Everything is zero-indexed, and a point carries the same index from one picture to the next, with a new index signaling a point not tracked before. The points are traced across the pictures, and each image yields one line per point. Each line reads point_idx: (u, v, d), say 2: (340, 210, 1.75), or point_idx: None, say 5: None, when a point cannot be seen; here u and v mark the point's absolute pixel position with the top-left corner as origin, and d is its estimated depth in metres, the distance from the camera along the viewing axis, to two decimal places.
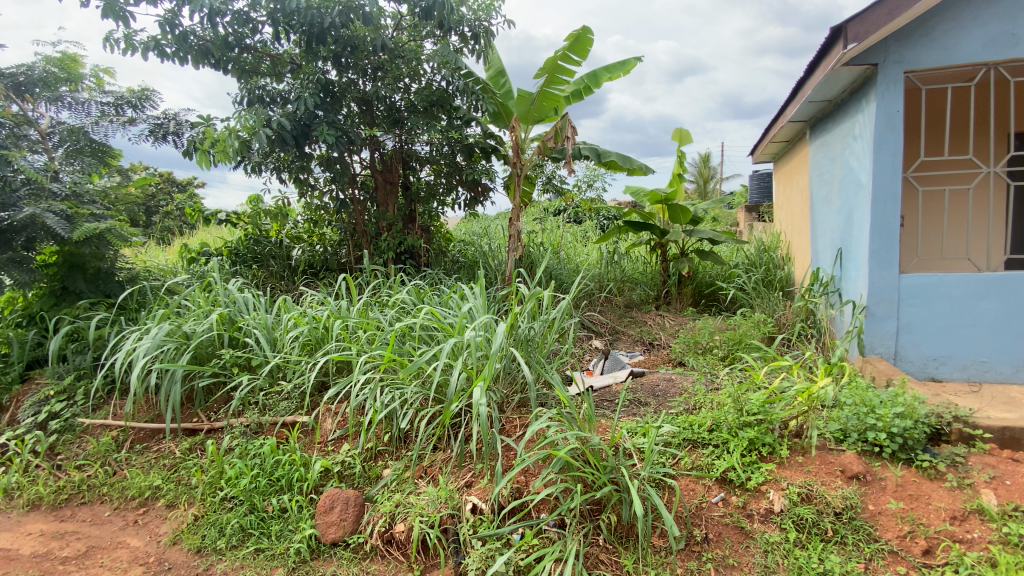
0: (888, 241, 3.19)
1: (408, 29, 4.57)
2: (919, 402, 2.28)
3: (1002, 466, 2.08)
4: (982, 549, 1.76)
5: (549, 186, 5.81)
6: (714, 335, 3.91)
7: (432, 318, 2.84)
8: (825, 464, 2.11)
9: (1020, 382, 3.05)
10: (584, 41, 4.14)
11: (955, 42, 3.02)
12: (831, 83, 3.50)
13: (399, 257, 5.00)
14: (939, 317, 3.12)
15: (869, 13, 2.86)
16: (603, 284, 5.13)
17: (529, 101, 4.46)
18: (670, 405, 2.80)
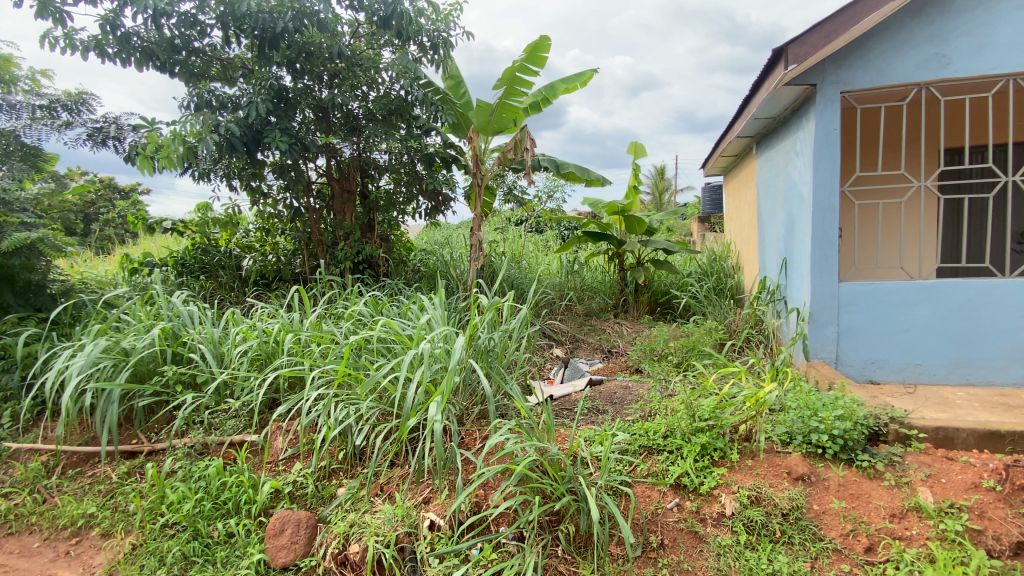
0: (828, 251, 3.37)
1: (365, 37, 4.51)
2: (858, 405, 2.39)
3: (937, 464, 2.18)
4: (920, 546, 1.84)
5: (510, 196, 5.82)
6: (669, 342, 4.02)
7: (388, 330, 2.77)
8: (772, 466, 2.19)
9: (950, 383, 3.25)
10: (539, 49, 4.19)
11: (888, 64, 3.20)
12: (774, 101, 3.69)
13: (356, 267, 4.91)
14: (876, 323, 3.32)
15: (807, 36, 3.03)
16: (563, 292, 5.19)
17: (488, 112, 4.44)
18: (627, 412, 2.83)
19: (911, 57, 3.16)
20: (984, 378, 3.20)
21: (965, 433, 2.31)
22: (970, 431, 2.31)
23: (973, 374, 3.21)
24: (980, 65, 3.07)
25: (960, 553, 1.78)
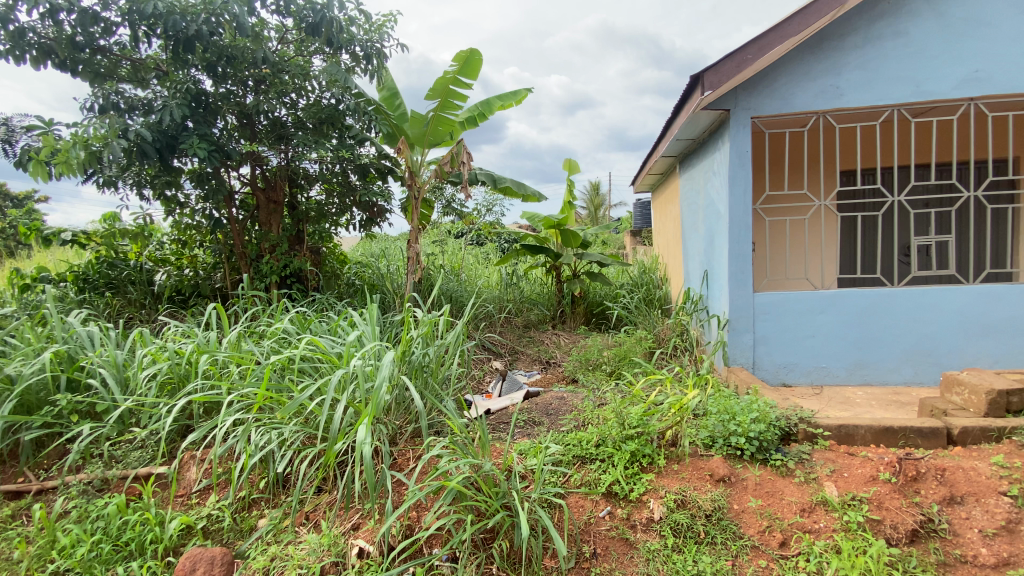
0: (743, 264, 3.62)
1: (294, 43, 4.36)
2: (770, 408, 2.57)
3: (840, 459, 2.35)
4: (828, 537, 1.96)
5: (449, 209, 5.77)
6: (603, 352, 4.15)
7: (315, 348, 2.64)
8: (696, 470, 2.29)
9: (851, 383, 3.56)
10: (472, 62, 4.24)
11: (791, 93, 3.51)
12: (694, 124, 3.94)
13: (283, 281, 4.67)
14: (787, 330, 3.59)
15: (720, 65, 3.27)
16: (502, 304, 5.20)
17: (422, 124, 4.42)
18: (561, 423, 2.87)
19: (810, 87, 3.48)
20: (879, 377, 3.53)
21: (863, 429, 2.51)
22: (867, 427, 2.51)
23: (870, 375, 3.54)
24: (867, 96, 3.43)
25: (862, 542, 1.92)
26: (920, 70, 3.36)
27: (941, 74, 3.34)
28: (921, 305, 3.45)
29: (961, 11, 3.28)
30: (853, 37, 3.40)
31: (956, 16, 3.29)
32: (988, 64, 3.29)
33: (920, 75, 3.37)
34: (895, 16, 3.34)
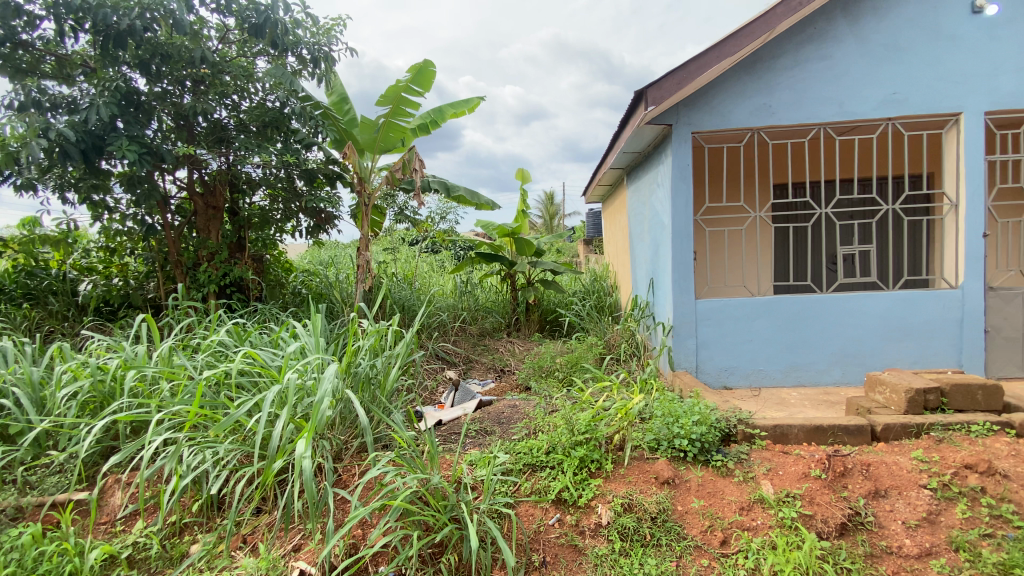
0: (686, 272, 3.76)
1: (235, 43, 4.19)
2: (712, 410, 2.67)
3: (775, 458, 2.47)
4: (765, 534, 2.04)
5: (401, 217, 5.69)
6: (555, 359, 4.20)
7: (253, 362, 2.53)
8: (642, 473, 2.35)
9: (787, 384, 3.76)
10: (425, 72, 4.22)
11: (729, 110, 3.70)
12: (639, 138, 4.07)
13: (223, 291, 4.45)
14: (727, 336, 3.76)
15: (662, 82, 3.40)
16: (456, 312, 5.15)
17: (373, 129, 4.33)
18: (512, 432, 2.87)
19: (745, 105, 3.68)
20: (811, 378, 3.75)
21: (796, 428, 2.65)
22: (800, 426, 2.65)
23: (803, 376, 3.75)
24: (797, 115, 3.66)
25: (795, 537, 2.01)
26: (843, 92, 3.62)
27: (862, 96, 3.61)
28: (847, 310, 3.69)
29: (878, 38, 3.56)
30: (783, 59, 3.62)
31: (874, 43, 3.57)
32: (902, 87, 3.58)
33: (843, 96, 3.63)
34: (820, 41, 3.59)
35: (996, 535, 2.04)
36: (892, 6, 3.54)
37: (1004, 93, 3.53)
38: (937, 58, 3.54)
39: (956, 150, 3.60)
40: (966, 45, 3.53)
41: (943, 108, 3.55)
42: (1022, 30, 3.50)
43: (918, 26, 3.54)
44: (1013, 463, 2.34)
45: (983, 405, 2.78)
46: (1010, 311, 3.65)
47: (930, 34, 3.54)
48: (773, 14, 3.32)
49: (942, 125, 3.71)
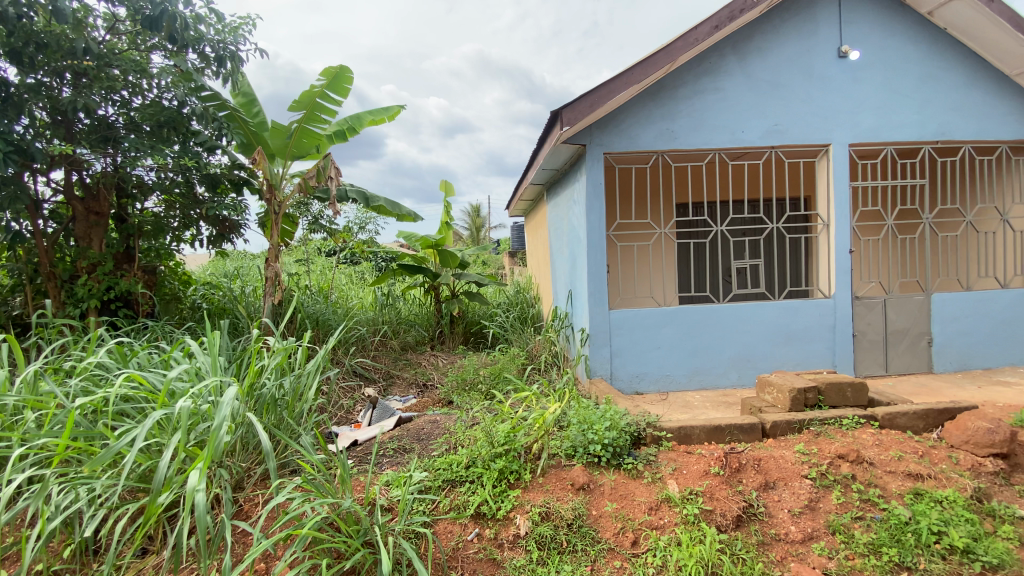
0: (600, 285, 3.95)
1: (126, 35, 3.82)
2: (624, 416, 2.80)
3: (680, 458, 2.63)
4: (671, 531, 2.16)
5: (316, 226, 5.45)
6: (478, 371, 4.21)
7: (139, 386, 2.29)
8: (558, 480, 2.40)
9: (691, 388, 4.04)
10: (342, 80, 4.12)
11: (637, 133, 3.95)
12: (556, 156, 4.24)
13: (106, 306, 4.00)
14: (637, 344, 3.99)
15: (577, 104, 3.56)
16: (376, 326, 4.97)
17: (284, 135, 4.18)
18: (432, 448, 2.82)
19: (651, 129, 3.96)
20: (712, 382, 4.06)
21: (698, 429, 2.85)
22: (701, 427, 2.86)
23: (705, 380, 4.05)
24: (696, 140, 3.99)
25: (698, 532, 2.14)
26: (735, 121, 4.00)
27: (750, 126, 4.01)
28: (741, 319, 4.05)
29: (763, 75, 3.99)
30: (683, 89, 3.95)
31: (759, 78, 3.99)
32: (782, 120, 4.02)
33: (734, 125, 4.01)
34: (714, 74, 3.96)
35: (864, 516, 2.31)
36: (773, 48, 3.98)
37: (863, 128, 4.08)
38: (811, 96, 4.03)
39: (826, 176, 4.10)
40: (833, 86, 4.04)
41: (815, 140, 4.04)
42: (875, 75, 4.07)
43: (794, 66, 4.01)
44: (876, 451, 2.67)
45: (852, 400, 3.16)
46: (872, 318, 4.18)
47: (805, 74, 4.02)
48: (675, 48, 3.59)
49: (815, 154, 4.21)
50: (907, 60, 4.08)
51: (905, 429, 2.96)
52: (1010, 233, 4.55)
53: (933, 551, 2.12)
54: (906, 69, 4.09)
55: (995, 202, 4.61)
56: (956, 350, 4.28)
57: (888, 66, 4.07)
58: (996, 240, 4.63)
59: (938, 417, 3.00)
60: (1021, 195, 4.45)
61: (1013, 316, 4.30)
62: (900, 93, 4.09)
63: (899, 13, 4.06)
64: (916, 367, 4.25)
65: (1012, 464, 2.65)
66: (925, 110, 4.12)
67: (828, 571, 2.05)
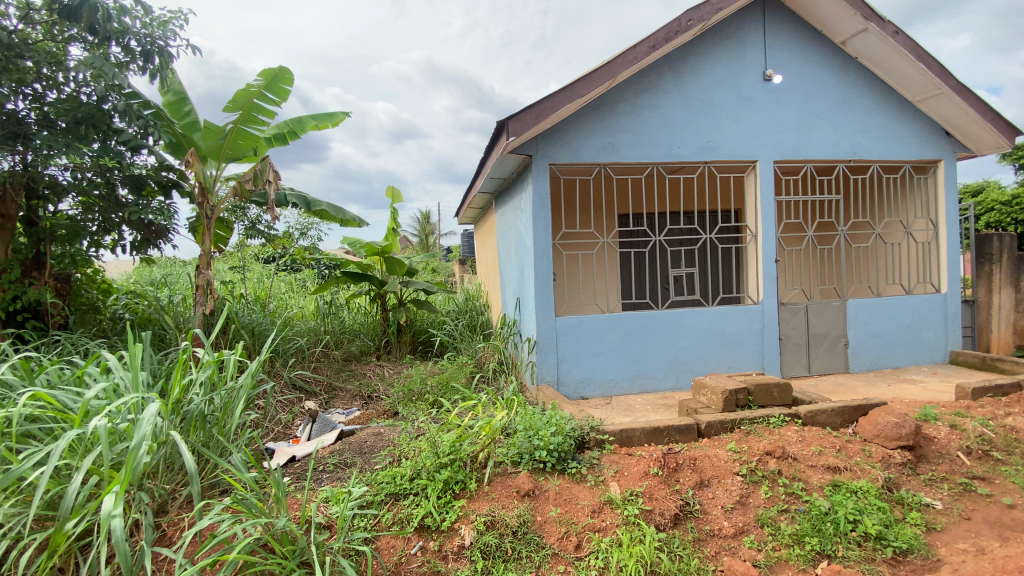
0: (546, 292, 4.03)
1: (42, 26, 3.53)
2: (568, 421, 2.86)
3: (622, 460, 2.71)
4: (613, 533, 2.21)
5: (253, 231, 5.19)
6: (425, 381, 4.16)
7: (48, 406, 2.10)
8: (504, 488, 2.41)
9: (633, 391, 4.17)
10: (281, 82, 3.98)
11: (580, 145, 4.06)
12: (503, 165, 4.28)
13: (12, 317, 3.64)
14: (582, 350, 4.08)
15: (522, 115, 3.62)
16: (317, 337, 4.79)
17: (218, 136, 3.94)
18: (375, 461, 2.75)
19: (594, 141, 4.08)
20: (653, 385, 4.21)
21: (638, 431, 2.95)
22: (641, 429, 2.96)
23: (647, 384, 4.19)
24: (636, 153, 4.16)
25: (638, 532, 2.20)
26: (671, 137, 4.20)
27: (686, 141, 4.22)
28: (679, 324, 4.23)
29: (696, 94, 4.22)
30: (624, 104, 4.11)
31: (693, 97, 4.22)
32: (714, 137, 4.26)
33: (671, 141, 4.21)
34: (652, 92, 4.15)
35: (789, 509, 2.46)
36: (706, 69, 4.22)
37: (786, 147, 4.39)
38: (740, 115, 4.30)
39: (754, 190, 4.38)
40: (759, 106, 4.34)
41: (744, 156, 4.31)
42: (796, 98, 4.41)
43: (724, 87, 4.27)
44: (800, 447, 2.86)
45: (779, 400, 3.37)
46: (796, 322, 4.50)
47: (734, 94, 4.28)
48: (615, 64, 3.73)
49: (744, 169, 4.49)
50: (823, 85, 4.45)
51: (825, 425, 3.20)
52: (913, 245, 5.02)
53: (850, 538, 2.30)
54: (822, 93, 4.45)
55: (899, 216, 5.09)
56: (869, 352, 4.67)
57: (807, 90, 4.42)
58: (901, 251, 5.10)
59: (853, 413, 3.25)
60: (921, 210, 4.93)
61: (916, 320, 4.75)
62: (818, 115, 4.45)
63: (815, 42, 4.42)
64: (835, 368, 4.60)
65: (917, 455, 2.92)
66: (839, 132, 4.50)
67: (757, 563, 2.18)
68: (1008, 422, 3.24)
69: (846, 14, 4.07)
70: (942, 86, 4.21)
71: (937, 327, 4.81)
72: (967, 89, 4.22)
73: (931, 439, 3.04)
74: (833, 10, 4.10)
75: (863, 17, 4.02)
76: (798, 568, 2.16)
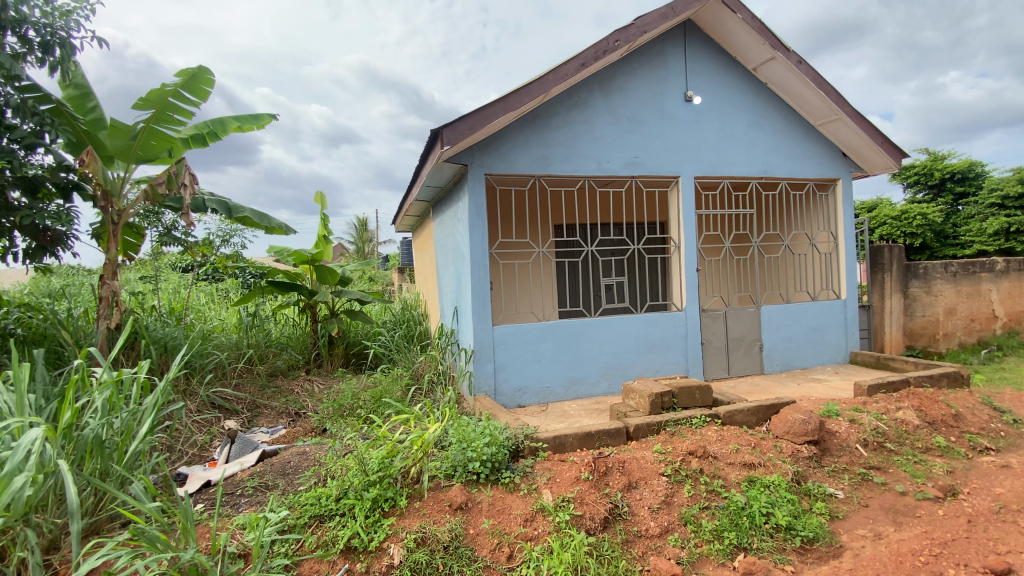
0: (483, 301, 4.03)
1: None
2: (502, 430, 2.86)
3: (554, 466, 2.75)
4: (544, 541, 2.23)
5: (168, 238, 4.79)
6: (357, 396, 4.03)
7: None
8: (436, 503, 2.37)
9: (568, 398, 4.26)
10: (201, 81, 3.75)
11: (515, 156, 4.12)
12: (439, 173, 4.25)
13: None
14: (518, 358, 4.12)
15: (456, 125, 3.63)
16: (239, 351, 4.49)
17: (127, 136, 3.66)
18: (299, 482, 2.63)
19: (528, 154, 4.16)
20: (586, 391, 4.32)
21: (571, 437, 3.01)
22: (574, 435, 3.02)
23: (581, 390, 4.30)
24: (568, 166, 4.28)
25: (568, 538, 2.23)
26: (602, 151, 4.36)
27: (615, 156, 4.40)
28: (611, 331, 4.37)
29: (624, 112, 4.42)
30: (556, 119, 4.22)
31: (621, 115, 4.41)
32: (641, 153, 4.47)
33: (602, 156, 4.37)
34: (583, 108, 4.29)
35: (710, 505, 2.60)
36: (632, 88, 4.43)
37: (705, 164, 4.69)
38: (664, 133, 4.54)
39: (677, 204, 4.64)
40: (681, 125, 4.60)
41: (668, 172, 4.55)
42: (714, 119, 4.72)
43: (650, 106, 4.50)
44: (719, 446, 3.02)
45: (700, 401, 3.56)
46: (716, 328, 4.79)
47: (659, 113, 4.52)
48: (548, 80, 3.82)
49: (668, 184, 4.74)
50: (737, 108, 4.80)
51: (742, 424, 3.41)
52: (817, 255, 5.51)
53: (763, 530, 2.46)
54: (736, 115, 4.80)
55: (805, 229, 5.58)
56: (780, 354, 5.05)
57: (723, 112, 4.75)
58: (807, 260, 5.58)
59: (767, 412, 3.50)
60: (823, 223, 5.43)
61: (821, 324, 5.20)
62: (733, 135, 4.79)
63: (730, 67, 4.77)
64: (752, 369, 4.93)
65: (822, 449, 3.18)
66: (752, 151, 4.87)
67: (680, 560, 2.27)
68: (898, 416, 3.61)
69: (757, 43, 4.43)
70: (839, 112, 4.67)
71: (838, 330, 5.29)
72: (859, 115, 4.71)
73: (834, 434, 3.32)
74: (745, 38, 4.44)
75: (771, 47, 4.38)
76: (718, 563, 2.28)
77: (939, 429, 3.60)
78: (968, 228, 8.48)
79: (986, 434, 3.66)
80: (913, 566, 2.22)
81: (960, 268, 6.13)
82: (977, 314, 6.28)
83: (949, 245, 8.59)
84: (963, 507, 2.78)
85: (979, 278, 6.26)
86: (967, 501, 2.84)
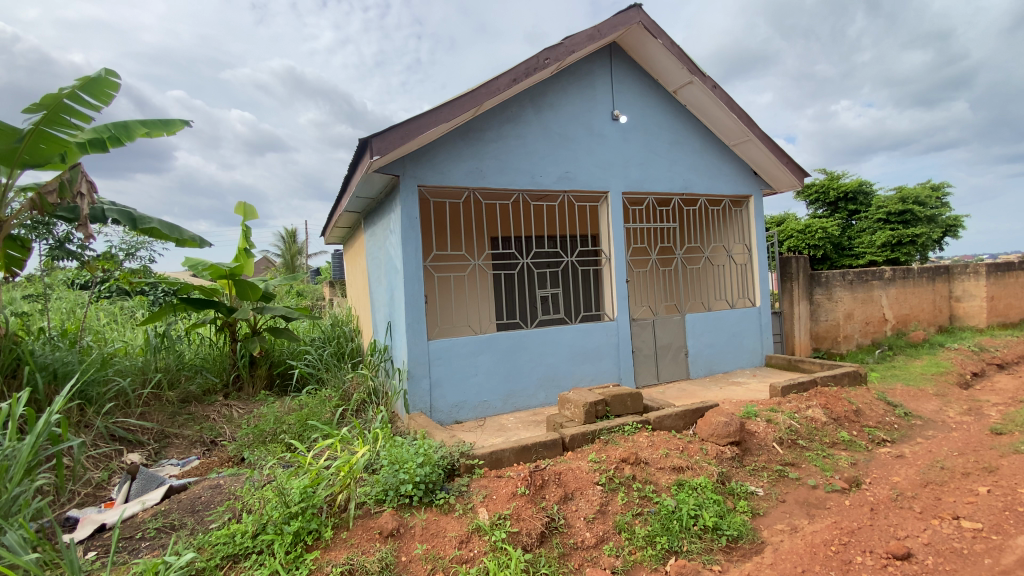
0: (417, 315, 3.93)
1: None
2: (437, 449, 2.79)
3: (491, 483, 2.69)
4: (480, 561, 2.16)
5: (59, 251, 4.28)
6: (281, 421, 3.78)
7: None
8: (365, 532, 2.25)
9: (506, 411, 4.23)
10: (103, 85, 3.42)
11: (448, 168, 4.09)
12: (369, 184, 4.12)
13: None
14: (455, 373, 4.05)
15: (386, 135, 3.53)
16: (145, 376, 4.05)
17: (10, 139, 3.20)
18: (210, 519, 2.42)
19: (462, 166, 4.14)
20: (523, 403, 4.32)
21: (508, 451, 2.99)
22: (511, 449, 3.00)
23: (517, 402, 4.29)
24: (502, 180, 4.30)
25: (504, 557, 2.19)
26: (534, 166, 4.43)
27: (548, 170, 4.48)
28: (546, 342, 4.41)
29: (555, 128, 4.52)
30: (490, 132, 4.24)
31: (553, 130, 4.51)
32: (572, 168, 4.59)
33: (534, 170, 4.43)
34: (515, 123, 4.35)
35: (642, 511, 2.66)
36: (563, 105, 4.56)
37: (632, 179, 4.89)
38: (593, 150, 4.71)
39: (607, 217, 4.79)
40: (609, 142, 4.78)
41: (597, 187, 4.71)
42: (639, 137, 4.95)
43: (579, 123, 4.63)
44: (650, 451, 3.10)
45: (631, 408, 3.66)
46: (645, 336, 4.98)
47: (587, 130, 4.67)
48: (480, 93, 3.83)
49: (597, 198, 4.90)
50: (660, 129, 5.07)
51: (670, 429, 3.54)
52: (734, 266, 5.89)
53: (692, 532, 2.55)
54: (659, 134, 5.07)
55: (723, 241, 5.94)
56: (703, 359, 5.32)
57: (646, 131, 5.00)
58: (725, 271, 5.95)
59: (692, 416, 3.66)
60: (738, 236, 5.83)
61: (739, 330, 5.55)
62: (657, 153, 5.05)
63: (653, 89, 5.03)
64: (679, 375, 5.16)
65: (743, 449, 3.36)
66: (674, 168, 5.15)
67: (615, 568, 2.30)
68: (808, 414, 3.89)
69: (676, 67, 4.71)
70: (750, 134, 5.05)
71: (755, 335, 5.68)
72: (766, 137, 5.13)
73: (754, 434, 3.51)
74: (665, 62, 4.71)
75: (688, 71, 4.68)
76: (651, 568, 2.34)
77: (843, 424, 3.93)
78: (861, 240, 9.46)
79: (883, 426, 4.06)
80: (826, 556, 2.38)
81: (856, 276, 6.79)
82: (871, 317, 6.98)
83: (846, 254, 9.62)
84: (866, 496, 3.04)
85: (872, 286, 6.97)
86: (869, 490, 3.11)
